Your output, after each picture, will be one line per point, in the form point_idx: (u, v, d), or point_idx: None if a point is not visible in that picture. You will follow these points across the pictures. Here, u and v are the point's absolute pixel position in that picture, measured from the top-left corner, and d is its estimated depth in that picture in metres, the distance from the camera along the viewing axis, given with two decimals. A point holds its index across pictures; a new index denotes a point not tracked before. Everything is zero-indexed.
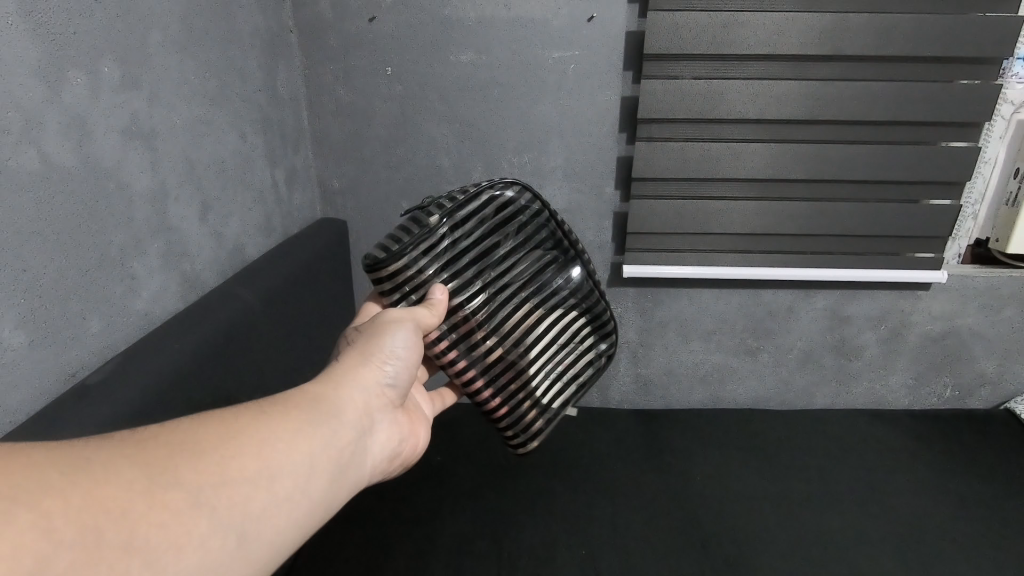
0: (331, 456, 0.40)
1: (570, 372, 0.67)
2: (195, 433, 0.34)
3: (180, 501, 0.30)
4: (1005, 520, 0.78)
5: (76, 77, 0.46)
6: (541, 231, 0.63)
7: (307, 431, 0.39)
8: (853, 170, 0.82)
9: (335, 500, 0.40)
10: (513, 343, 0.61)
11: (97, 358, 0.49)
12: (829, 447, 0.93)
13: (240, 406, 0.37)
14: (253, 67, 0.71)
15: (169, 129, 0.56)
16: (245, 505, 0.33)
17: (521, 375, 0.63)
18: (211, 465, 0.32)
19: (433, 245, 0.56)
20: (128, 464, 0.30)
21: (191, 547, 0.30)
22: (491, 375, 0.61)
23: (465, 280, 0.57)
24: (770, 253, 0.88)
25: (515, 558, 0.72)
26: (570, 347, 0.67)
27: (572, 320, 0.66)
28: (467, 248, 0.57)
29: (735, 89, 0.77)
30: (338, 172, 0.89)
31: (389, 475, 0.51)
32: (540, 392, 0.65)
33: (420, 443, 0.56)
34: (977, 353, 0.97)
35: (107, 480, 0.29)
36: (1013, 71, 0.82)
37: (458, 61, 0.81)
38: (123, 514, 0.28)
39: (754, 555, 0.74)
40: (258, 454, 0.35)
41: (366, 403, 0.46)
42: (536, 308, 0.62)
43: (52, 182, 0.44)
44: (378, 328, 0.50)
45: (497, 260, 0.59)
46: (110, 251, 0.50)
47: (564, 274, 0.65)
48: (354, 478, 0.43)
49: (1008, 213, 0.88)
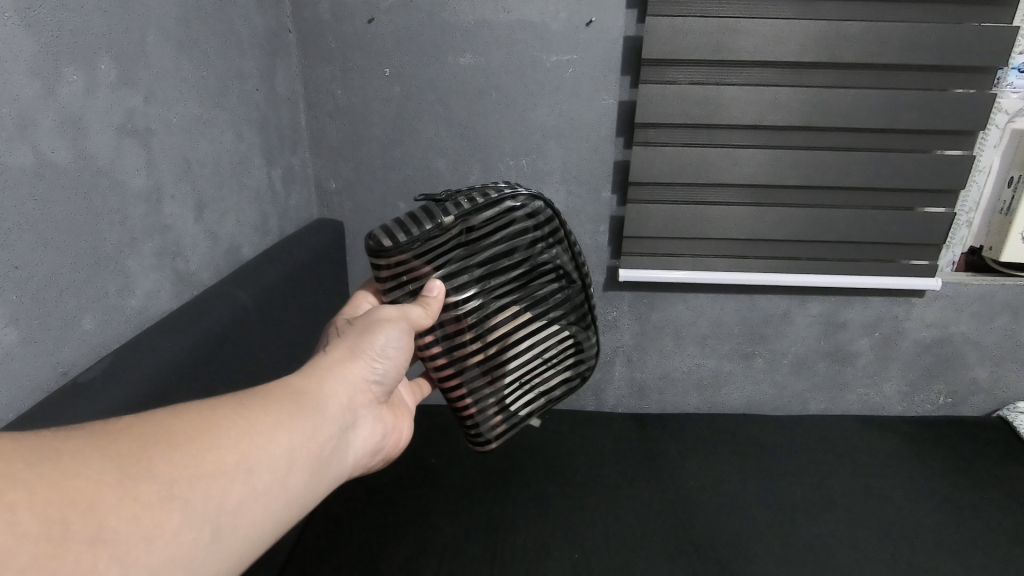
0: (312, 450, 0.40)
1: (542, 386, 0.68)
2: (172, 426, 0.34)
3: (153, 492, 0.31)
4: (996, 527, 0.78)
5: (74, 78, 0.47)
6: (548, 246, 0.63)
7: (287, 424, 0.39)
8: (847, 176, 0.82)
9: (314, 494, 0.41)
10: (496, 350, 0.61)
11: (90, 353, 0.50)
12: (822, 453, 0.93)
13: (222, 399, 0.38)
14: (251, 69, 0.73)
15: (165, 130, 0.58)
16: (221, 498, 0.33)
17: (495, 381, 0.63)
18: (187, 458, 0.33)
19: (442, 242, 0.55)
20: (98, 457, 0.30)
21: (163, 537, 0.30)
22: (468, 376, 0.61)
23: (464, 282, 0.57)
24: (763, 258, 0.88)
25: (504, 558, 0.73)
26: (547, 362, 0.67)
27: (555, 337, 0.66)
28: (473, 251, 0.57)
29: (729, 95, 0.78)
30: (336, 174, 0.90)
31: (371, 469, 0.52)
32: (509, 401, 0.66)
33: (404, 437, 0.57)
34: (972, 360, 0.97)
35: (76, 472, 0.29)
36: (1007, 80, 0.83)
37: (455, 65, 0.82)
38: (91, 505, 0.29)
39: (742, 557, 0.74)
40: (237, 448, 0.36)
41: (350, 399, 0.47)
42: (526, 319, 0.62)
43: (47, 180, 0.45)
44: (370, 326, 0.51)
45: (500, 268, 0.59)
46: (104, 248, 0.51)
47: (559, 290, 0.65)
48: (336, 471, 0.44)
49: (1002, 221, 0.88)
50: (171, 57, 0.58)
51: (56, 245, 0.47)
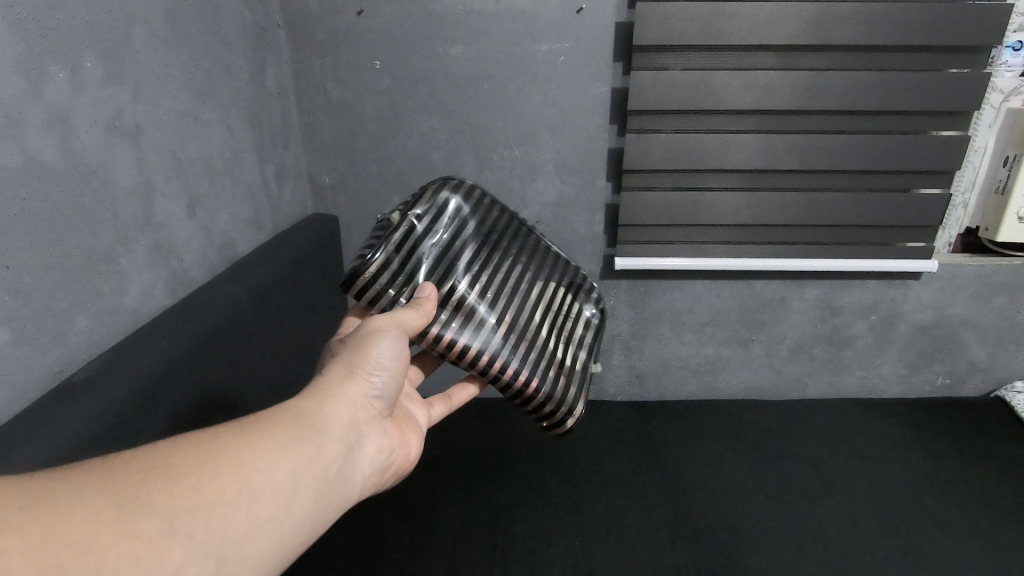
0: (317, 472, 0.41)
1: (575, 335, 0.71)
2: (169, 458, 0.34)
3: (151, 529, 0.30)
4: (994, 506, 0.79)
5: (59, 75, 0.47)
6: (495, 214, 0.69)
7: (287, 449, 0.39)
8: (843, 159, 0.82)
9: (322, 517, 0.41)
10: (513, 315, 0.65)
11: (84, 354, 0.50)
12: (822, 436, 0.94)
13: (220, 427, 0.38)
14: (240, 64, 0.72)
15: (155, 126, 0.57)
16: (224, 529, 0.34)
17: (532, 343, 0.65)
18: (186, 489, 0.33)
19: (404, 240, 0.60)
20: (93, 494, 0.30)
21: (166, 574, 0.30)
22: (507, 351, 0.63)
23: (446, 268, 0.62)
24: (760, 244, 0.89)
25: (506, 549, 0.74)
26: (565, 312, 0.71)
27: (556, 285, 0.71)
28: (437, 238, 0.62)
29: (723, 81, 0.77)
30: (330, 168, 0.90)
31: (382, 486, 0.52)
32: (554, 355, 0.68)
33: (414, 451, 0.56)
34: (969, 341, 0.97)
35: (72, 513, 0.29)
36: (1002, 59, 0.83)
37: (447, 55, 0.81)
38: (88, 546, 0.28)
39: (743, 542, 0.75)
40: (237, 476, 0.36)
41: (353, 417, 0.47)
42: (519, 282, 0.67)
43: (35, 179, 0.45)
44: (362, 340, 0.51)
45: (468, 245, 0.65)
46: (96, 246, 0.51)
47: (530, 248, 0.71)
48: (344, 495, 0.44)
49: (997, 201, 0.88)
50: (157, 53, 0.57)
51: (47, 242, 0.46)
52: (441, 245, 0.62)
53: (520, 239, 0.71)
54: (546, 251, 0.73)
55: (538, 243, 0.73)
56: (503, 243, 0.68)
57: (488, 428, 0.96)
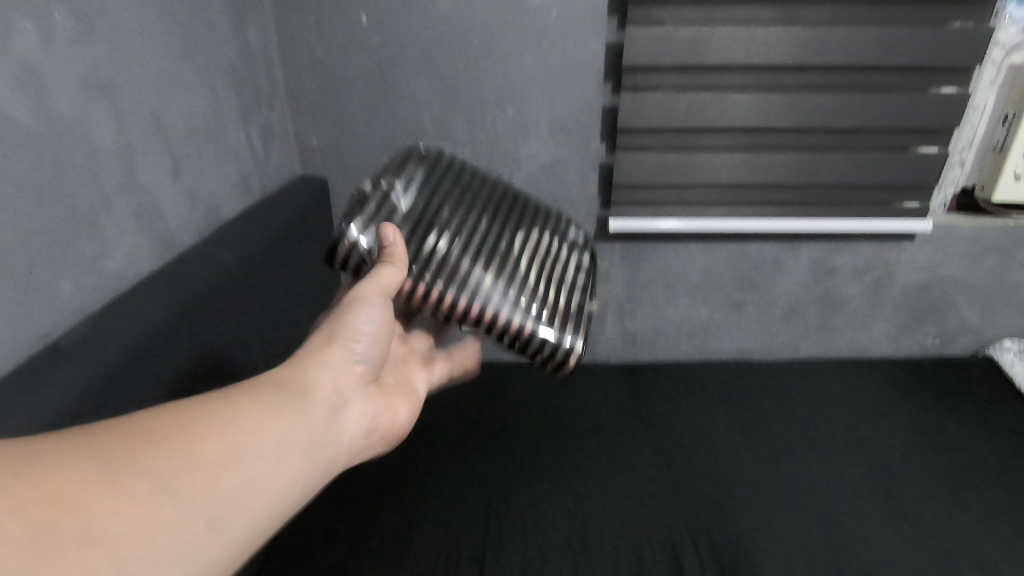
0: (304, 435, 0.41)
1: (567, 280, 0.71)
2: (155, 423, 0.34)
3: (141, 488, 0.31)
4: (979, 463, 0.81)
5: (27, 27, 0.45)
6: (468, 177, 0.71)
7: (273, 414, 0.40)
8: (841, 117, 0.80)
9: (312, 482, 0.41)
10: (499, 262, 0.64)
11: (70, 319, 0.50)
12: (813, 397, 0.95)
13: (208, 394, 0.38)
14: (220, 19, 0.69)
15: (133, 83, 0.55)
16: (214, 493, 0.34)
17: (521, 283, 0.64)
18: (174, 450, 0.33)
19: (378, 203, 0.60)
20: (77, 454, 0.30)
21: (158, 531, 0.30)
22: (499, 297, 0.62)
23: (422, 226, 0.62)
24: (756, 206, 0.88)
25: (502, 508, 0.75)
26: (552, 258, 0.71)
27: (539, 236, 0.71)
28: (411, 200, 0.63)
29: (722, 34, 0.75)
30: (317, 130, 0.87)
31: (371, 452, 0.52)
32: (533, 289, 0.66)
33: (403, 418, 0.57)
34: (960, 302, 0.98)
35: (59, 472, 0.29)
36: (1006, 12, 0.80)
37: (434, 9, 0.79)
38: (76, 500, 0.28)
39: (734, 500, 0.76)
40: (225, 438, 0.36)
41: (337, 383, 0.47)
42: (500, 234, 0.67)
43: (12, 138, 0.44)
44: (345, 304, 0.51)
45: (444, 203, 0.65)
46: (78, 208, 0.50)
47: (508, 206, 0.72)
48: (333, 460, 0.44)
49: (995, 159, 0.87)
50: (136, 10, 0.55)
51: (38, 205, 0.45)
52: (415, 206, 0.62)
53: (497, 197, 0.72)
54: (525, 205, 0.74)
55: (518, 202, 0.74)
56: (479, 202, 0.69)
57: (483, 392, 0.97)
